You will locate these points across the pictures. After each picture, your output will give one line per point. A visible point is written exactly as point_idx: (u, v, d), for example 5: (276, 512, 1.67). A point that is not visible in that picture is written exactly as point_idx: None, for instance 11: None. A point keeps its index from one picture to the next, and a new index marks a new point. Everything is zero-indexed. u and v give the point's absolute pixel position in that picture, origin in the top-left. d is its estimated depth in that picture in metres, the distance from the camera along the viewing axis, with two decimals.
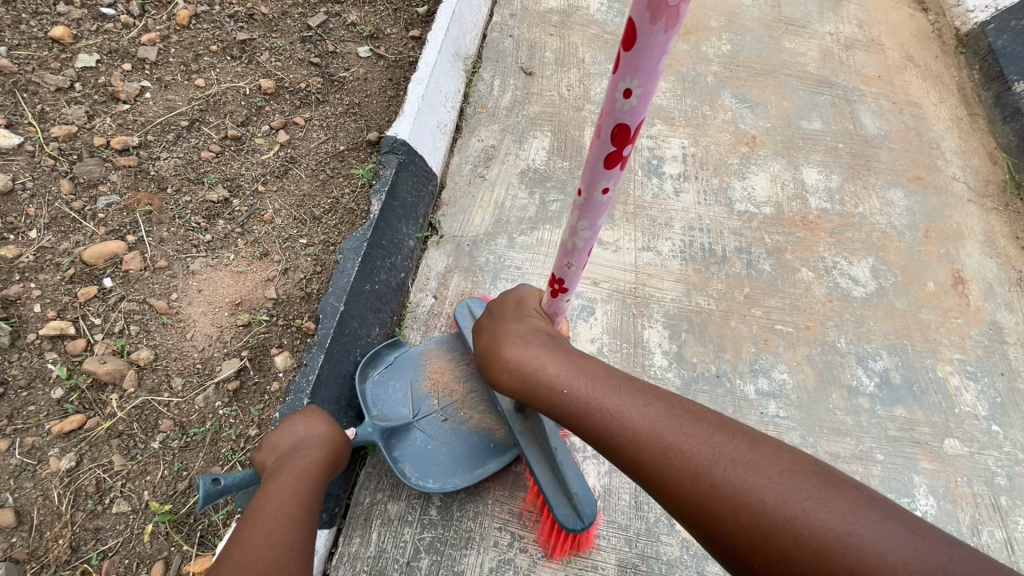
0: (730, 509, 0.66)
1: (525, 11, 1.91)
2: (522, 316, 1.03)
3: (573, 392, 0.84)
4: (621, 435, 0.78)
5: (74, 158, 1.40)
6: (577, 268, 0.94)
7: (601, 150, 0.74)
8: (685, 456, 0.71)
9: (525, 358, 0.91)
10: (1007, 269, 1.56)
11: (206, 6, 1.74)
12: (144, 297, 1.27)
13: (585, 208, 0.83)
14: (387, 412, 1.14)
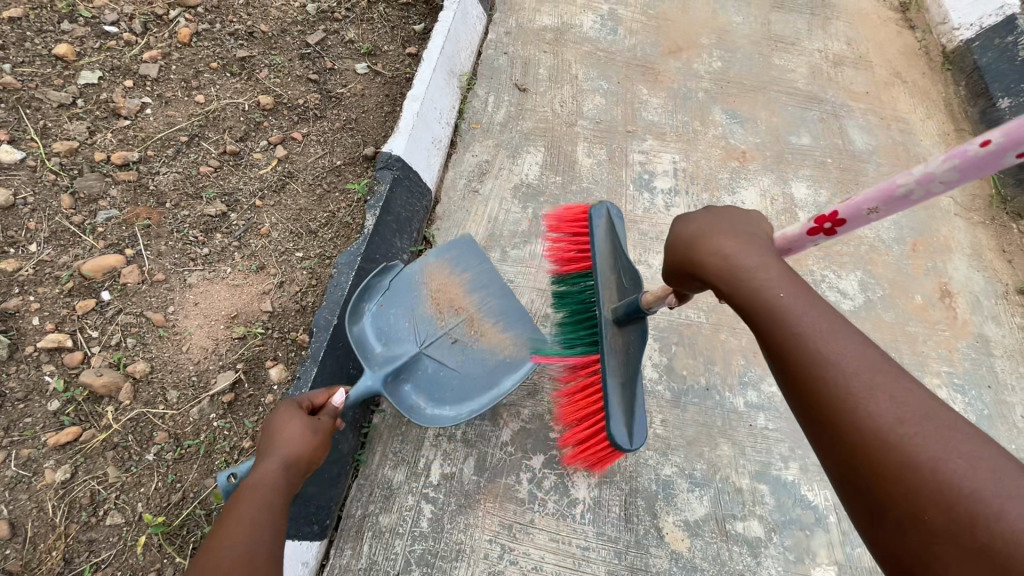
0: (911, 472, 0.52)
1: (520, 28, 1.95)
2: (744, 220, 0.82)
3: (767, 298, 0.69)
4: (805, 366, 0.63)
5: (75, 173, 1.43)
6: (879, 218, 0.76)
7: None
8: (879, 401, 0.57)
9: (729, 262, 0.75)
10: (993, 282, 1.58)
11: (207, 24, 1.77)
12: (141, 310, 1.28)
13: (969, 160, 0.63)
14: (389, 349, 1.18)
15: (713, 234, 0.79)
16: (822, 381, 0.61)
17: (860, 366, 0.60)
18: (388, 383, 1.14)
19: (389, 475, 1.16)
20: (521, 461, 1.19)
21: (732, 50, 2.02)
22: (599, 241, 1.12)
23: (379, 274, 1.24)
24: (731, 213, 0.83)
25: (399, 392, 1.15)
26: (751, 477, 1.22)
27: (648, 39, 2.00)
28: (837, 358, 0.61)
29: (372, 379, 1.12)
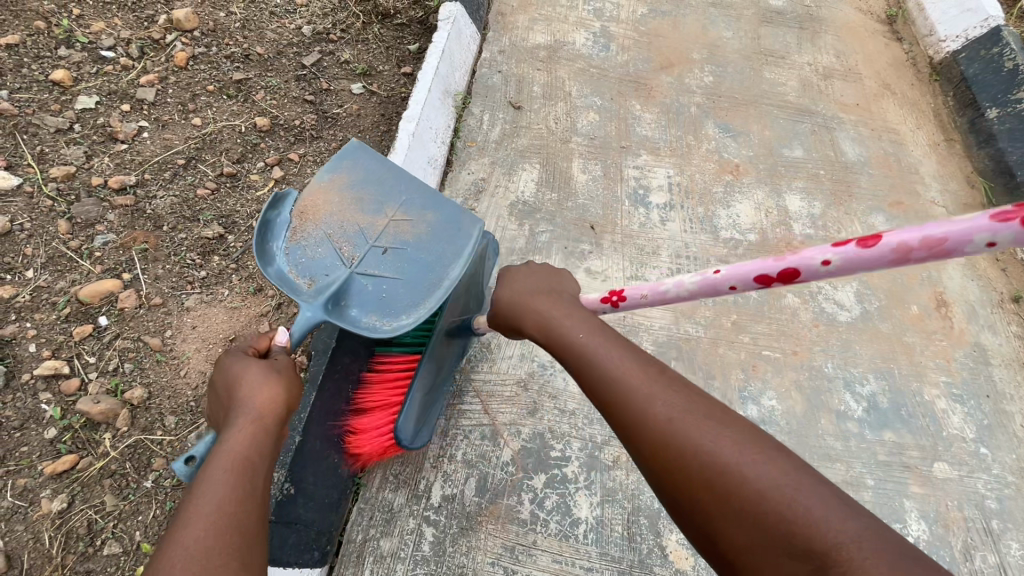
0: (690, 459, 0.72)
1: (513, 47, 1.97)
2: (554, 284, 1.10)
3: (579, 340, 0.94)
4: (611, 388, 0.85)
5: (72, 199, 1.44)
6: (646, 304, 1.07)
7: (767, 267, 0.87)
8: (662, 401, 0.79)
9: (552, 312, 1.01)
10: (988, 291, 1.59)
11: (203, 47, 1.79)
12: (139, 335, 1.28)
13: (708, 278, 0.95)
14: (317, 280, 1.11)
15: (535, 297, 1.06)
16: (623, 403, 0.82)
17: (648, 385, 0.83)
18: (329, 310, 1.07)
19: (389, 497, 1.15)
20: (522, 481, 1.18)
21: (723, 64, 2.05)
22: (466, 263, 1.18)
23: (274, 207, 1.15)
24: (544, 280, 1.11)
25: (344, 318, 1.09)
26: None
27: (640, 55, 2.03)
28: (630, 383, 0.84)
29: (312, 311, 1.05)
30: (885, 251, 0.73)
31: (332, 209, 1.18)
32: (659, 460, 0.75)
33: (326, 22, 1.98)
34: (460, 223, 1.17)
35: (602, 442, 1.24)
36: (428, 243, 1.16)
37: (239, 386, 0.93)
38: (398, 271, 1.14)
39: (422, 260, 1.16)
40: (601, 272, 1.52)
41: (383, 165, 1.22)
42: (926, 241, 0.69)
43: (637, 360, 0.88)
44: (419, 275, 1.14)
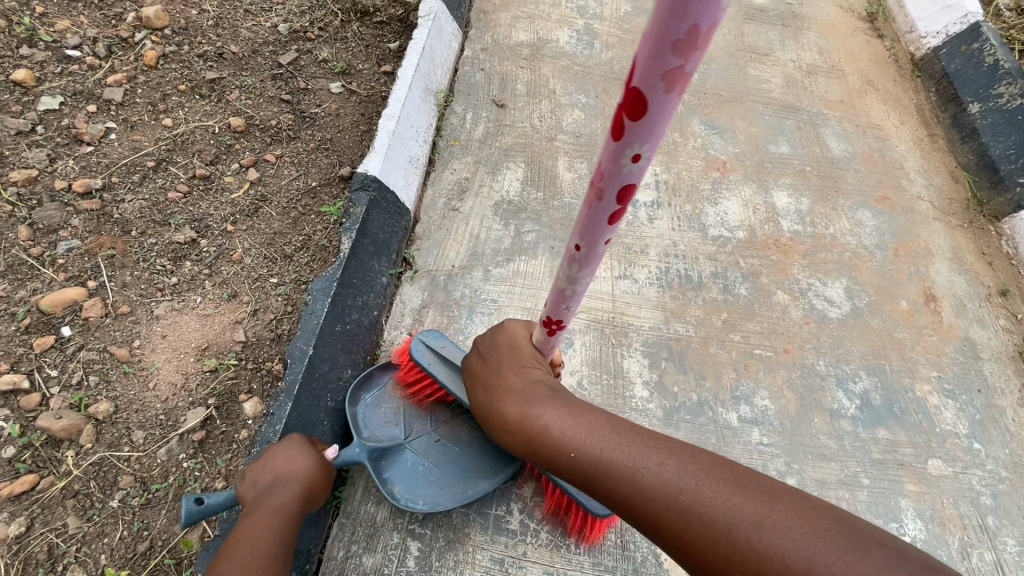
0: (740, 563, 0.66)
1: (496, 45, 1.95)
2: (518, 359, 1.03)
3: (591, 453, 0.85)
4: (648, 500, 0.77)
5: (34, 203, 1.38)
6: (571, 310, 0.89)
7: (602, 210, 0.67)
8: (708, 508, 0.71)
9: (533, 408, 0.93)
10: (976, 285, 1.59)
11: (174, 47, 1.74)
12: (104, 345, 1.21)
13: (578, 260, 0.77)
14: (379, 432, 1.13)
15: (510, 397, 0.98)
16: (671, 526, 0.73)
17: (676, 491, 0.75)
18: (372, 462, 1.08)
19: (372, 511, 1.09)
20: (511, 489, 1.14)
21: (707, 62, 2.05)
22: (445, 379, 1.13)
23: (384, 364, 1.21)
24: (490, 345, 1.08)
25: (378, 475, 1.08)
26: None
27: (624, 52, 2.02)
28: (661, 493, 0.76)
29: (361, 448, 1.07)
30: (652, 77, 0.50)
31: (418, 380, 1.19)
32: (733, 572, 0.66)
33: (303, 20, 1.94)
34: (509, 447, 1.13)
35: None
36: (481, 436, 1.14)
37: (289, 464, 0.97)
38: (442, 462, 1.11)
39: (464, 461, 1.12)
40: None
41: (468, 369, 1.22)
42: (676, 40, 0.46)
43: (648, 452, 0.81)
44: (457, 473, 1.10)
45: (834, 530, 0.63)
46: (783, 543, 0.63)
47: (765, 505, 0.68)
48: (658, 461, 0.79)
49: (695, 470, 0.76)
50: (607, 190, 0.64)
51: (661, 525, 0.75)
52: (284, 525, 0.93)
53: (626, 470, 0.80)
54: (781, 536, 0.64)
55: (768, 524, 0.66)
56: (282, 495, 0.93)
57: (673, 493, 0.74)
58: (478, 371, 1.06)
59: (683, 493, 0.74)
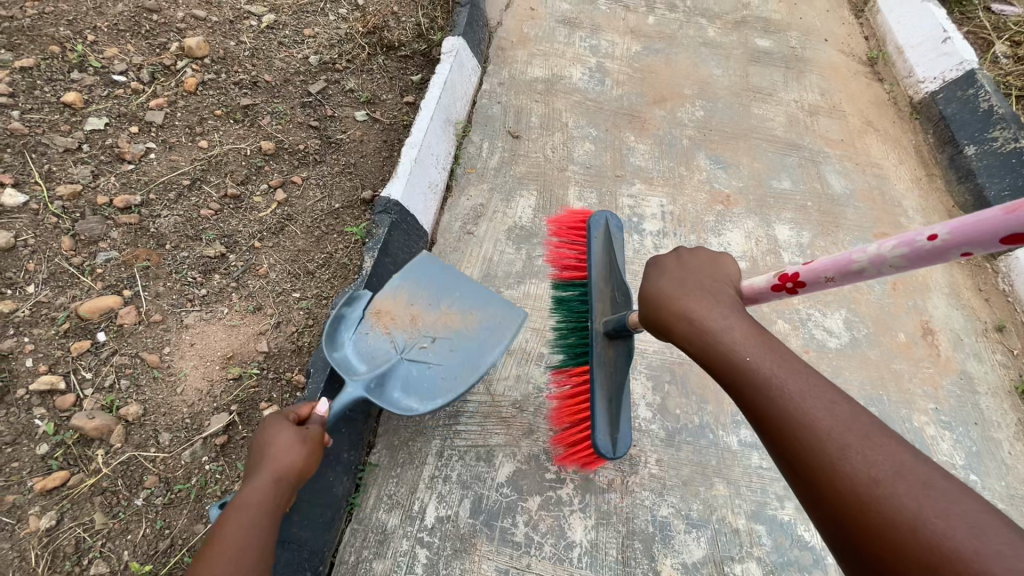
0: (889, 524, 0.58)
1: (513, 80, 2.07)
2: (712, 274, 0.96)
3: (747, 361, 0.79)
4: (796, 417, 0.71)
5: (77, 216, 1.47)
6: (834, 285, 0.91)
7: (1022, 224, 0.65)
8: (872, 451, 0.64)
9: (698, 313, 0.88)
10: (973, 320, 1.64)
11: (213, 74, 1.87)
12: (136, 351, 1.28)
13: (918, 250, 0.77)
14: (371, 362, 1.19)
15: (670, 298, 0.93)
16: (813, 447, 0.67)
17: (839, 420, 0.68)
18: (375, 390, 1.16)
19: (383, 518, 1.13)
20: (517, 502, 1.18)
21: (713, 100, 2.15)
22: (598, 255, 1.26)
23: (348, 305, 1.23)
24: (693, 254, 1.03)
25: (387, 397, 1.16)
26: (747, 518, 1.21)
27: (634, 89, 2.14)
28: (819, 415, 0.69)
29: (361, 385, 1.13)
30: None
31: (387, 301, 1.25)
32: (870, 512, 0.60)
33: (332, 53, 2.07)
34: (508, 318, 1.27)
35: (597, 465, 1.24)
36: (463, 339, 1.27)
37: (269, 447, 0.95)
38: (449, 360, 1.22)
39: (468, 352, 1.24)
40: None
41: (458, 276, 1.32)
42: None
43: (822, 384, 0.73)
44: (465, 360, 1.22)
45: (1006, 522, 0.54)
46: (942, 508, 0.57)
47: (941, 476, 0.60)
48: (835, 401, 0.71)
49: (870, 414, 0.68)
50: None
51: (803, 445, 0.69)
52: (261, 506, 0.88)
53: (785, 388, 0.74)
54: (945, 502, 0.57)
55: (940, 504, 0.57)
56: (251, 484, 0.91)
57: (843, 430, 0.67)
58: (667, 268, 1.00)
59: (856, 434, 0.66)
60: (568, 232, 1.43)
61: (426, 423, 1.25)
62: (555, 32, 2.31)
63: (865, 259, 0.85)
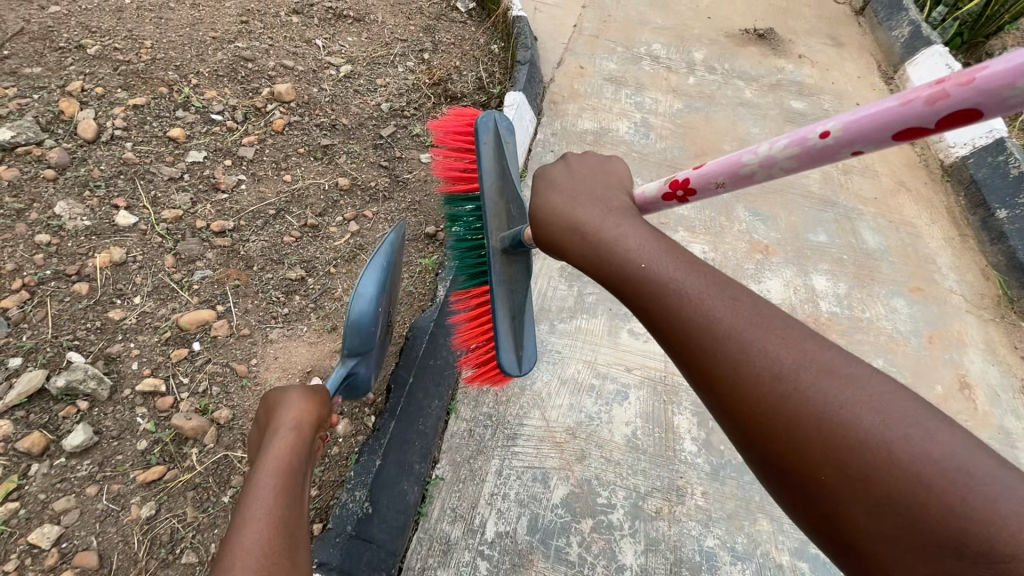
0: (799, 424, 0.61)
1: (564, 131, 2.25)
2: (603, 185, 1.00)
3: (645, 274, 0.80)
4: (695, 325, 0.72)
5: (178, 237, 1.65)
6: (724, 189, 1.00)
7: (910, 119, 0.72)
8: (776, 350, 0.66)
9: (603, 230, 0.89)
10: (1009, 377, 1.68)
11: (298, 117, 2.08)
12: (227, 360, 1.42)
13: (809, 150, 0.84)
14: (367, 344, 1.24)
15: (574, 213, 0.94)
16: (719, 353, 0.69)
17: (739, 323, 0.69)
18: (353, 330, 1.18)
19: (446, 530, 1.21)
20: (571, 523, 1.25)
21: None
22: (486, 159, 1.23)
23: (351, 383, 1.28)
24: (580, 167, 1.05)
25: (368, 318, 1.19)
26: (791, 554, 1.26)
27: (676, 143, 2.30)
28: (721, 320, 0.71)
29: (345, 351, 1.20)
30: None
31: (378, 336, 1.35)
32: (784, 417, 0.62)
33: (402, 101, 2.29)
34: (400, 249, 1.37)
35: (645, 493, 1.31)
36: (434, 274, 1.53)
37: (277, 408, 1.00)
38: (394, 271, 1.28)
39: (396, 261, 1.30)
40: (643, 332, 1.61)
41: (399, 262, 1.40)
42: None
43: (718, 286, 0.74)
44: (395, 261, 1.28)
45: (902, 394, 0.59)
46: (846, 396, 0.60)
47: (842, 361, 0.62)
48: (735, 299, 0.72)
49: (767, 308, 0.70)
50: (934, 109, 0.70)
51: (708, 353, 0.70)
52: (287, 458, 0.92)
53: (684, 295, 0.75)
54: (850, 389, 0.60)
55: (845, 392, 0.60)
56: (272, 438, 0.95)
57: (744, 332, 0.68)
58: (558, 180, 1.02)
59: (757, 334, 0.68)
60: (455, 138, 1.38)
61: (486, 442, 1.35)
62: (603, 89, 2.51)
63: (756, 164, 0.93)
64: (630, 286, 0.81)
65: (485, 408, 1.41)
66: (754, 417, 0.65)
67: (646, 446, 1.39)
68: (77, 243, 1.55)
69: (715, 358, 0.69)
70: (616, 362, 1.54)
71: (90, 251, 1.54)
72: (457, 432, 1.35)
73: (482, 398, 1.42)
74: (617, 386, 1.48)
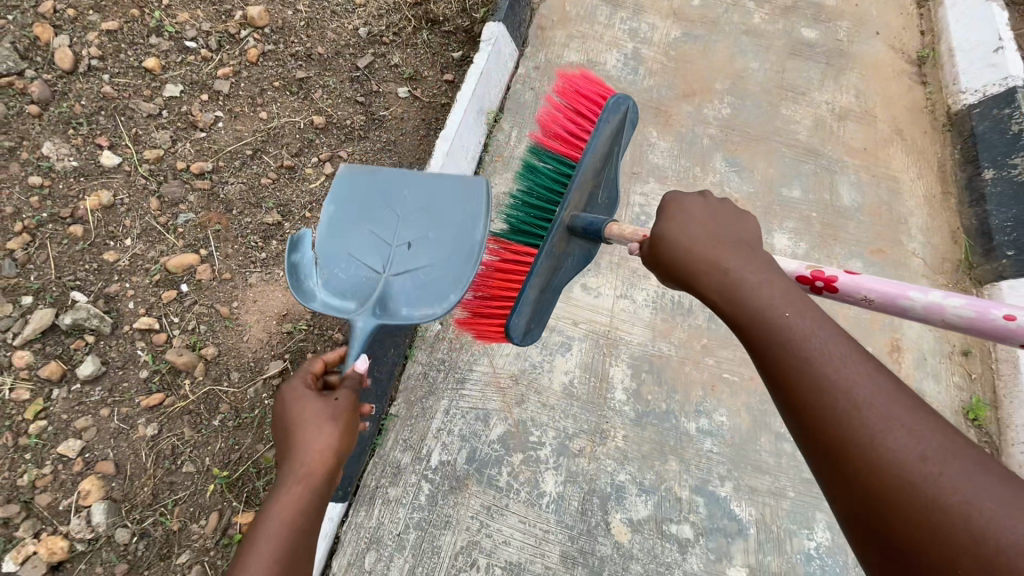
0: (923, 500, 0.66)
1: (548, 65, 2.16)
2: (738, 233, 1.11)
3: (790, 329, 0.88)
4: (831, 388, 0.80)
5: (161, 179, 1.74)
6: (865, 304, 1.06)
7: None
8: (910, 431, 0.73)
9: (742, 276, 0.99)
10: (942, 342, 1.78)
11: (272, 46, 2.04)
12: (212, 302, 1.59)
13: (980, 320, 0.92)
14: (343, 283, 1.33)
15: (711, 250, 1.06)
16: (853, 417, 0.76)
17: (875, 399, 0.77)
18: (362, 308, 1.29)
19: (398, 456, 1.46)
20: (504, 456, 1.47)
21: (742, 97, 2.20)
22: (599, 134, 1.48)
23: (295, 250, 1.32)
24: (721, 213, 1.15)
25: (388, 305, 1.31)
26: (690, 490, 1.48)
27: (665, 80, 2.21)
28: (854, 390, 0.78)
29: (339, 304, 1.30)
30: None
31: (329, 244, 1.37)
32: (909, 490, 0.68)
33: (380, 24, 2.19)
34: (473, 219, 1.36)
35: (572, 434, 1.51)
36: (437, 185, 1.42)
37: (301, 421, 1.05)
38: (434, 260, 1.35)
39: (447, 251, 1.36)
40: (594, 288, 1.72)
41: (442, 207, 1.40)
42: None
43: (866, 365, 0.81)
44: (456, 257, 1.33)
45: None
46: (979, 492, 0.65)
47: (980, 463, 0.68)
48: (877, 379, 0.79)
49: (908, 398, 0.77)
50: None
51: (839, 414, 0.77)
52: (311, 488, 0.99)
53: (824, 360, 0.83)
54: (983, 486, 0.65)
55: (968, 472, 0.68)
56: (298, 455, 1.01)
57: (877, 403, 0.76)
58: (697, 215, 1.15)
59: (886, 401, 0.76)
60: (575, 98, 1.62)
61: (438, 385, 1.55)
62: (597, 12, 2.34)
63: (916, 301, 0.99)
64: (758, 328, 0.92)
65: (440, 353, 1.59)
66: (874, 482, 0.71)
67: (580, 394, 1.57)
68: (68, 186, 1.66)
69: (844, 418, 0.76)
70: (565, 316, 1.68)
71: (82, 194, 1.66)
72: (413, 373, 1.56)
73: (438, 344, 1.60)
74: (561, 339, 1.63)
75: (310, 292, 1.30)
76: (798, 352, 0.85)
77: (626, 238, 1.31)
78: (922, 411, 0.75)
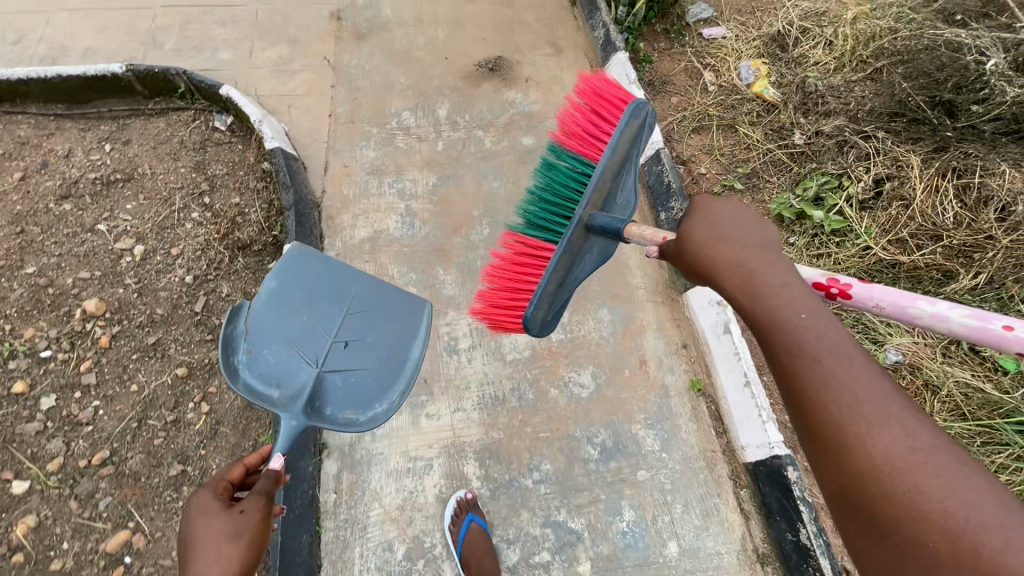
0: (900, 481, 1.02)
1: (345, 248, 2.82)
2: (770, 253, 1.40)
3: (811, 339, 1.19)
4: (842, 390, 1.12)
5: (71, 481, 2.16)
6: (880, 310, 1.43)
7: None
8: (895, 429, 1.07)
9: (768, 285, 1.31)
10: (671, 342, 2.57)
11: (118, 326, 2.48)
12: (156, 559, 2.07)
13: (976, 328, 1.27)
14: (280, 373, 1.96)
15: (743, 266, 1.37)
16: (855, 416, 1.09)
17: (872, 404, 1.10)
18: (287, 403, 1.90)
19: None
20: (410, 567, 2.11)
21: (496, 214, 2.96)
22: (622, 135, 1.83)
23: (232, 323, 1.94)
24: (746, 223, 1.47)
25: (314, 405, 1.94)
26: (540, 525, 2.20)
27: (437, 223, 2.91)
28: (854, 393, 1.11)
29: (275, 394, 1.91)
30: None
31: (255, 326, 1.99)
32: (889, 472, 1.03)
33: (201, 266, 2.67)
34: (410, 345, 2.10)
35: None
36: (376, 301, 2.13)
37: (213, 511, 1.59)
38: (360, 367, 2.04)
39: (373, 364, 2.06)
40: (435, 413, 2.37)
41: (382, 328, 2.10)
42: None
43: (869, 376, 1.14)
44: (377, 370, 2.05)
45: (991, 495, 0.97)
46: (936, 479, 1.00)
47: (942, 458, 1.03)
48: (876, 385, 1.13)
49: (900, 404, 1.11)
50: None
51: (840, 409, 1.11)
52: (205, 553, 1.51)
53: (835, 369, 1.15)
54: (941, 472, 1.01)
55: (950, 466, 1.02)
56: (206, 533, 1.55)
57: (871, 404, 1.10)
58: (724, 230, 1.46)
59: (883, 400, 1.10)
60: (594, 99, 2.07)
61: (350, 539, 2.12)
62: (369, 186, 3.00)
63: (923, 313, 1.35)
64: (781, 328, 1.24)
65: (342, 515, 2.15)
66: (862, 462, 1.06)
67: (448, 495, 2.22)
68: None
69: (845, 413, 1.10)
70: (420, 445, 2.30)
71: (10, 524, 2.07)
72: (329, 540, 2.11)
73: (338, 508, 2.17)
74: (423, 463, 2.27)
75: (239, 370, 1.91)
76: (805, 348, 1.19)
77: (638, 233, 1.70)
78: (912, 413, 1.09)
